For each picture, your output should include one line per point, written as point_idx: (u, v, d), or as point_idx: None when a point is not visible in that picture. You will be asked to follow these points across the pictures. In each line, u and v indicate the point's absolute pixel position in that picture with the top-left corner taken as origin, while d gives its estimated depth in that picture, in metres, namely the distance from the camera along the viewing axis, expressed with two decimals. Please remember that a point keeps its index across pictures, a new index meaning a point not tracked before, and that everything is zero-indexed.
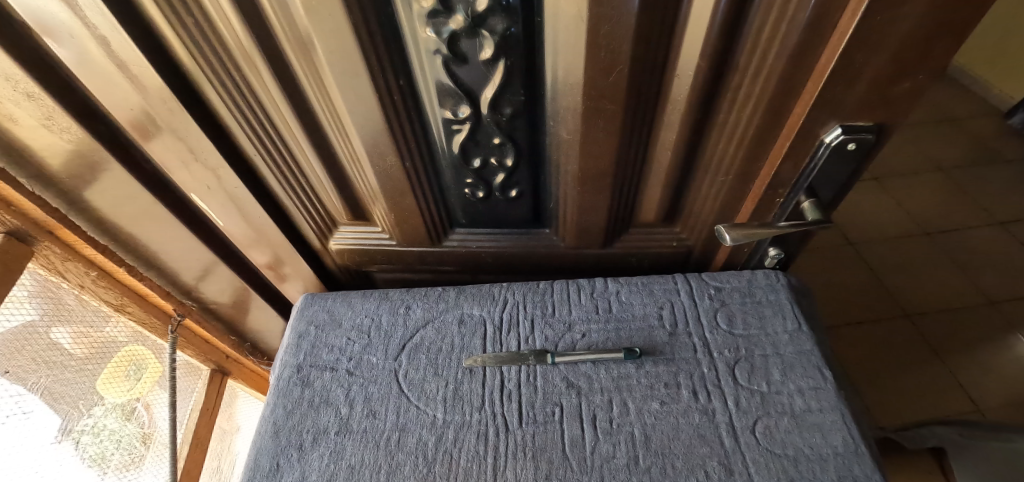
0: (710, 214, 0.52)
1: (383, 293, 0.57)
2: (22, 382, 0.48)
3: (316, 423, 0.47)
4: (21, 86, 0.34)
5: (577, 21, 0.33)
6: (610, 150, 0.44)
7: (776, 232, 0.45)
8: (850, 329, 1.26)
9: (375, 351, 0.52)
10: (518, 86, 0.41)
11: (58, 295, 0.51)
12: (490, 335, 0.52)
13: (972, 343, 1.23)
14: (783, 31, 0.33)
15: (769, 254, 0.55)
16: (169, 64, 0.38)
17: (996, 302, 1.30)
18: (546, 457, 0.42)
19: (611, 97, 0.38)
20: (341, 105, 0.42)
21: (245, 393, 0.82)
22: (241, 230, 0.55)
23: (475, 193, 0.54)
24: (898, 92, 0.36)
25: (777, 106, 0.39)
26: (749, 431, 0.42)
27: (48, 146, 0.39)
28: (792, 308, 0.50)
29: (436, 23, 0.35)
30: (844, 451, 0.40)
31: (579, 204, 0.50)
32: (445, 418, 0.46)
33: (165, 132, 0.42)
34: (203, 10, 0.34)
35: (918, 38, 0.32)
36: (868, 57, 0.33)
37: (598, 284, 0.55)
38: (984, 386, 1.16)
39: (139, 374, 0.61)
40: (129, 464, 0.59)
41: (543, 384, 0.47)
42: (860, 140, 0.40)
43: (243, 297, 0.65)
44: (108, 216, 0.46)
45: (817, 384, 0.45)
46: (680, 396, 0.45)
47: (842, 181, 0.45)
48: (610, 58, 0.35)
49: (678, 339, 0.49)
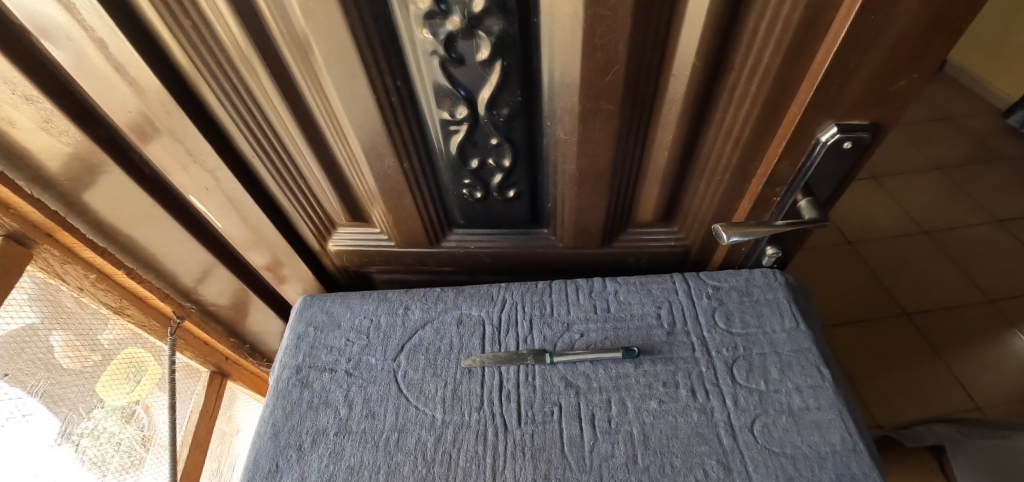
0: (708, 213, 0.52)
1: (381, 294, 0.57)
2: (22, 385, 0.48)
3: (315, 424, 0.47)
4: (19, 89, 0.34)
5: (573, 21, 0.33)
6: (607, 150, 0.44)
7: (773, 231, 0.45)
8: (849, 327, 1.26)
9: (374, 351, 0.52)
10: (515, 87, 0.41)
11: (58, 297, 0.51)
12: (489, 335, 0.52)
13: (972, 342, 1.23)
14: (778, 30, 0.33)
15: (767, 253, 0.55)
16: (167, 66, 0.38)
17: (996, 300, 1.30)
18: (546, 457, 0.42)
19: (608, 97, 0.39)
20: (339, 107, 0.42)
21: (245, 395, 0.82)
22: (240, 231, 0.55)
23: (473, 194, 0.54)
24: (893, 90, 0.36)
25: (773, 105, 0.39)
26: (747, 429, 0.42)
27: (47, 149, 0.39)
28: (790, 306, 0.50)
29: (432, 24, 0.35)
30: (842, 449, 0.40)
31: (576, 204, 0.50)
32: (444, 418, 0.46)
33: (164, 135, 0.42)
34: (199, 13, 0.34)
35: (912, 37, 0.32)
36: (864, 55, 0.33)
37: (597, 284, 0.55)
38: (985, 384, 1.16)
39: (138, 376, 0.60)
40: (129, 467, 0.59)
41: (541, 383, 0.47)
42: (857, 138, 0.40)
43: (243, 299, 0.65)
44: (107, 219, 0.46)
45: (815, 382, 0.45)
46: (679, 395, 0.45)
47: (839, 179, 0.45)
48: (606, 58, 0.35)
49: (677, 338, 0.49)
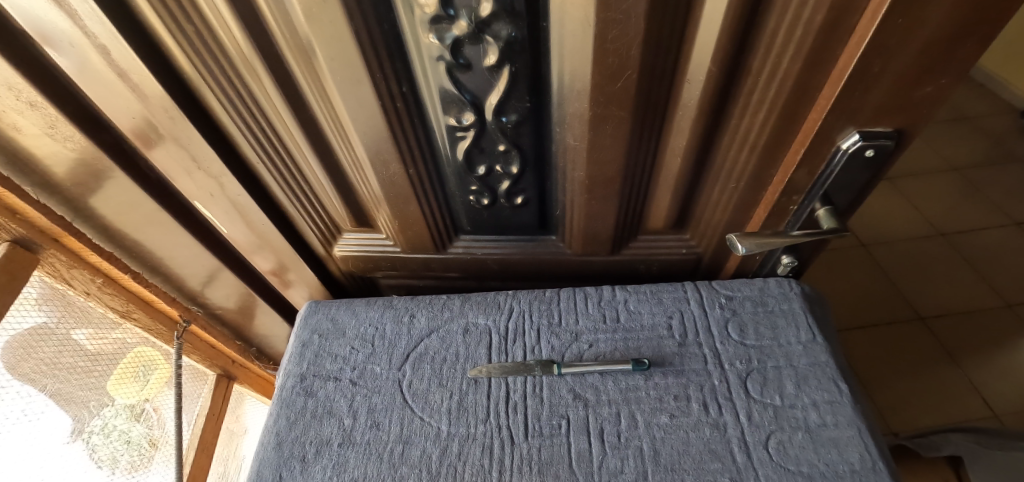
0: (721, 221, 0.50)
1: (387, 301, 0.56)
2: (34, 383, 0.48)
3: (319, 434, 0.46)
4: (23, 95, 0.33)
5: (584, 26, 0.32)
6: (617, 156, 0.42)
7: (789, 240, 0.44)
8: (864, 332, 1.24)
9: (379, 360, 0.51)
10: (524, 92, 0.40)
11: (66, 300, 0.51)
12: (496, 345, 0.51)
13: (990, 347, 1.20)
14: (799, 33, 0.32)
15: (782, 262, 0.53)
16: (169, 72, 0.37)
17: (1015, 305, 1.26)
18: (553, 472, 0.41)
19: (619, 103, 0.37)
20: (344, 114, 0.41)
21: (251, 398, 0.81)
22: (245, 236, 0.55)
23: (480, 201, 0.53)
24: (918, 97, 0.35)
25: (792, 111, 0.38)
26: (762, 446, 0.41)
27: (52, 155, 0.38)
28: (806, 317, 0.49)
29: (439, 29, 0.34)
30: (861, 468, 0.39)
31: (585, 211, 0.49)
32: (450, 430, 0.45)
33: (168, 141, 0.41)
34: (201, 17, 0.33)
35: (940, 42, 0.31)
36: (888, 61, 0.32)
37: (606, 293, 0.53)
38: (1003, 391, 1.13)
39: (149, 375, 0.60)
40: (138, 465, 0.59)
41: (549, 395, 0.46)
42: (878, 146, 0.38)
43: (249, 303, 0.65)
44: (113, 223, 0.45)
45: (833, 397, 0.43)
46: (691, 409, 0.44)
47: (859, 186, 0.43)
48: (619, 63, 0.34)
49: (688, 349, 0.48)
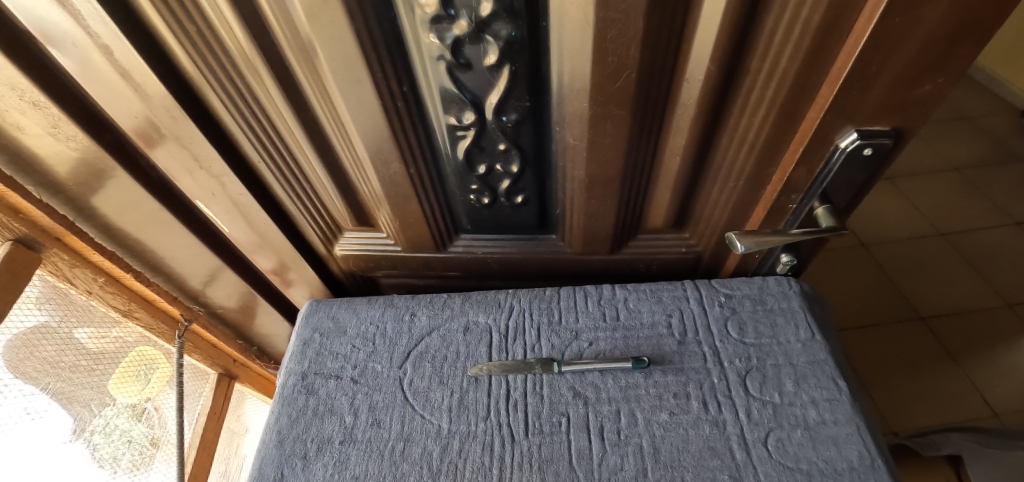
0: (721, 220, 0.51)
1: (388, 299, 0.56)
2: (35, 382, 0.48)
3: (320, 431, 0.46)
4: (27, 94, 0.34)
5: (583, 25, 0.32)
6: (617, 155, 0.43)
7: (788, 239, 0.44)
8: (863, 332, 1.24)
9: (380, 358, 0.51)
10: (524, 91, 0.40)
11: (68, 299, 0.51)
12: (496, 343, 0.51)
13: (990, 346, 1.20)
14: (797, 33, 0.32)
15: (781, 260, 0.54)
16: (171, 72, 0.38)
17: (1015, 304, 1.27)
18: (554, 469, 0.41)
19: (618, 102, 0.37)
20: (345, 113, 0.41)
21: (252, 397, 0.82)
22: (246, 236, 0.55)
23: (480, 200, 0.53)
24: (917, 95, 0.35)
25: (790, 110, 0.38)
26: (761, 443, 0.41)
27: (55, 154, 0.38)
28: (805, 316, 0.49)
29: (439, 29, 0.35)
30: (860, 465, 0.39)
31: (585, 209, 0.49)
32: (450, 428, 0.45)
33: (169, 140, 0.42)
34: (203, 18, 0.33)
35: (938, 41, 0.31)
36: (886, 60, 0.32)
37: (606, 291, 0.54)
38: (1003, 391, 1.13)
39: (149, 375, 0.61)
40: (140, 464, 0.59)
41: (549, 393, 0.47)
42: (877, 145, 0.38)
43: (250, 302, 0.65)
44: (115, 222, 0.46)
45: (832, 395, 0.44)
46: (690, 407, 0.44)
47: (858, 185, 0.43)
48: (618, 62, 0.34)
49: (688, 347, 0.48)
